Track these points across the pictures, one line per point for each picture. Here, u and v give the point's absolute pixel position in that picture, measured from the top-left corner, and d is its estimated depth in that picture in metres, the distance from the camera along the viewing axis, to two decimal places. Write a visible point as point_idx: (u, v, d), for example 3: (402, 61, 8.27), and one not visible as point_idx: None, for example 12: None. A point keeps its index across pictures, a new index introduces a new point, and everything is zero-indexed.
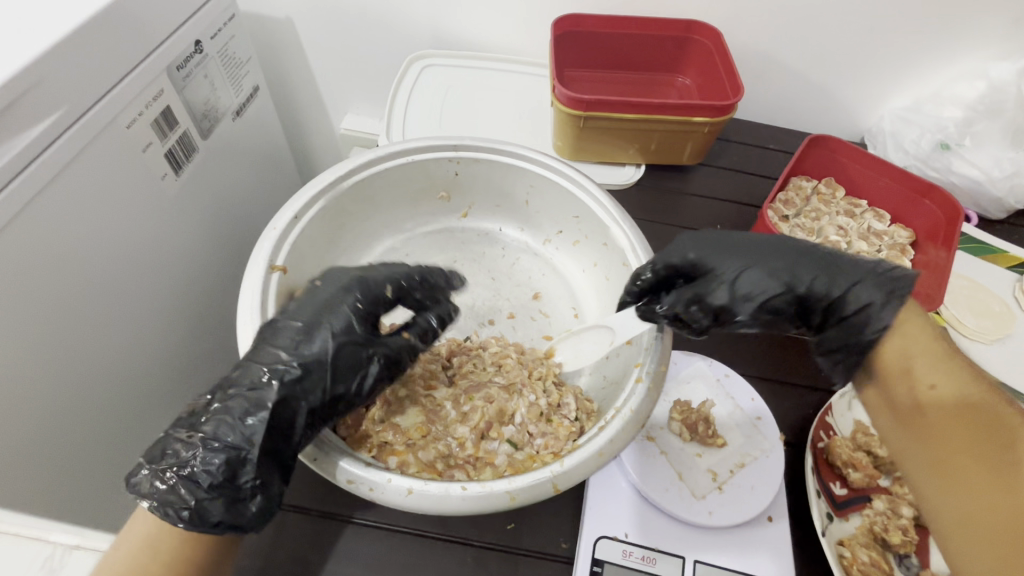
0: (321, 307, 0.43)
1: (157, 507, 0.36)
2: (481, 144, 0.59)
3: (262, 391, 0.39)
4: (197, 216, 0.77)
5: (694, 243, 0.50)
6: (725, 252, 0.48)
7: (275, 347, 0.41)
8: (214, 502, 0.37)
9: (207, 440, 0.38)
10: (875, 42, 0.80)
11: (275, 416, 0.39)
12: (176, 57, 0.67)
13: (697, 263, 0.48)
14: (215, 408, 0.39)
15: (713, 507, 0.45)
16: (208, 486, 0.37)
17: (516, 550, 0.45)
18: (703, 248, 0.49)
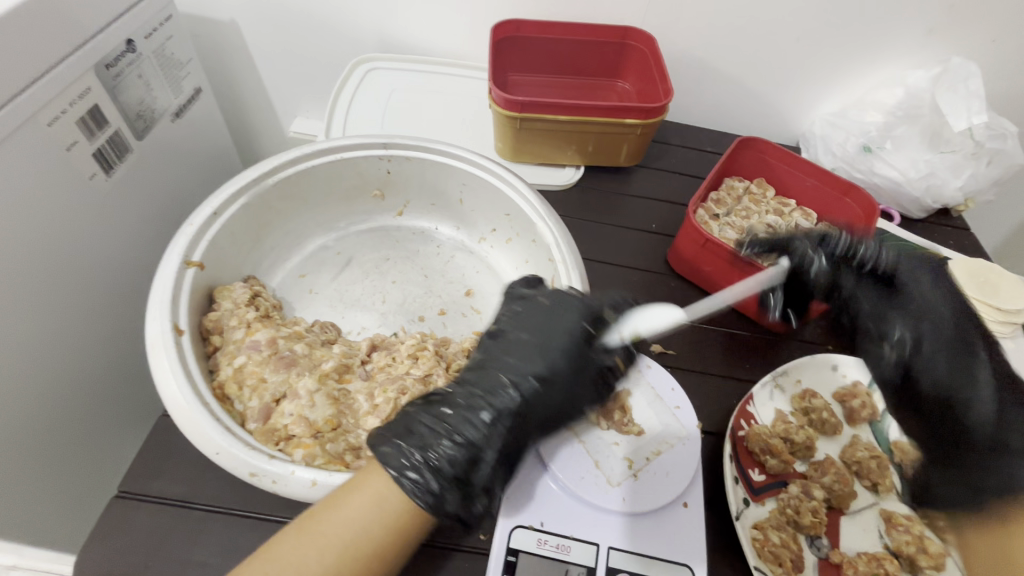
0: (544, 324, 0.45)
1: (408, 487, 0.36)
2: (411, 142, 0.60)
3: (501, 398, 0.41)
4: (131, 217, 0.76)
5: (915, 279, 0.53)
6: (938, 305, 0.51)
7: (509, 363, 0.43)
8: (452, 492, 0.37)
9: (454, 433, 0.39)
10: (801, 50, 0.84)
11: (512, 429, 0.41)
12: (105, 55, 0.67)
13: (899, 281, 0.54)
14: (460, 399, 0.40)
15: (627, 493, 0.46)
16: (449, 474, 0.37)
17: (434, 546, 0.45)
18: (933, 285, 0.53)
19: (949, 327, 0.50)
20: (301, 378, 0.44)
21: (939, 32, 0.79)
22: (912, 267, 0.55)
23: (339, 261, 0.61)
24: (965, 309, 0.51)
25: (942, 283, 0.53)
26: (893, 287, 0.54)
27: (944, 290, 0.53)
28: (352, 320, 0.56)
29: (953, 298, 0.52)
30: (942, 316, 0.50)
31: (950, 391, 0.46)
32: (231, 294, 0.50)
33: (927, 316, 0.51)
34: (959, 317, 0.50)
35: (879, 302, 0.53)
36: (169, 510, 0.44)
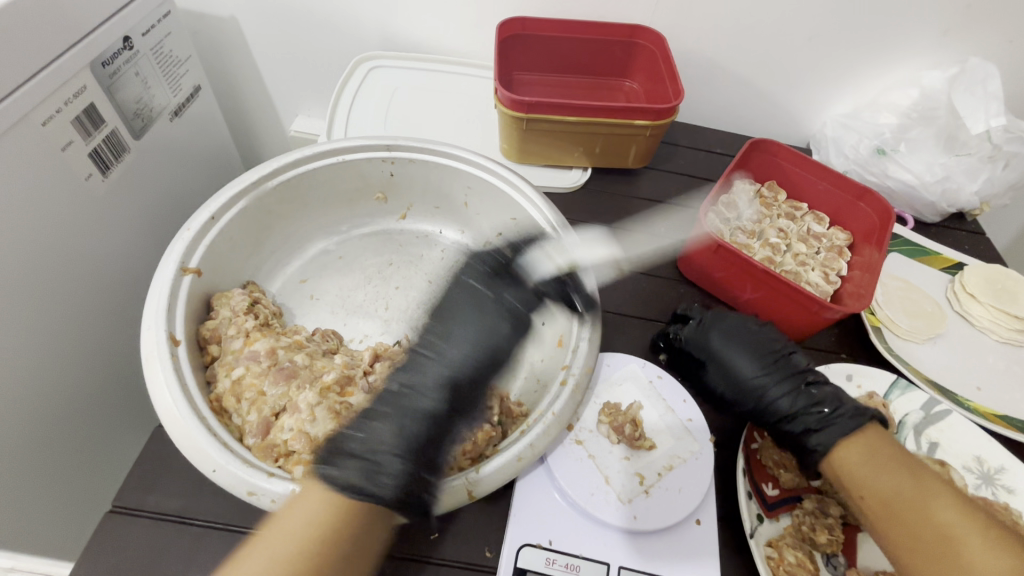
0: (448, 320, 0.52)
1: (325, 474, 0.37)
2: (415, 145, 0.58)
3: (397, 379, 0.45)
4: (128, 217, 0.74)
5: (730, 342, 0.57)
6: (750, 354, 0.56)
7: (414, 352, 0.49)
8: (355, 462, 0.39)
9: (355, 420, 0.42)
10: (813, 50, 0.82)
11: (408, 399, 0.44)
12: (101, 53, 0.65)
13: (709, 351, 0.57)
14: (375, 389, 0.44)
15: (640, 510, 0.44)
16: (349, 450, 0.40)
17: (440, 562, 0.43)
18: (723, 342, 0.57)
19: (767, 376, 0.54)
20: (301, 391, 0.43)
21: (956, 32, 0.77)
22: (719, 323, 0.59)
23: (341, 265, 0.60)
24: (767, 349, 0.57)
25: (731, 333, 0.58)
26: (739, 342, 0.57)
27: (729, 338, 0.57)
28: (354, 327, 0.55)
29: (737, 341, 0.57)
30: (756, 368, 0.55)
31: (795, 424, 0.52)
32: (230, 301, 0.49)
33: (743, 376, 0.55)
34: (766, 364, 0.55)
35: (714, 374, 0.56)
36: (164, 526, 0.43)
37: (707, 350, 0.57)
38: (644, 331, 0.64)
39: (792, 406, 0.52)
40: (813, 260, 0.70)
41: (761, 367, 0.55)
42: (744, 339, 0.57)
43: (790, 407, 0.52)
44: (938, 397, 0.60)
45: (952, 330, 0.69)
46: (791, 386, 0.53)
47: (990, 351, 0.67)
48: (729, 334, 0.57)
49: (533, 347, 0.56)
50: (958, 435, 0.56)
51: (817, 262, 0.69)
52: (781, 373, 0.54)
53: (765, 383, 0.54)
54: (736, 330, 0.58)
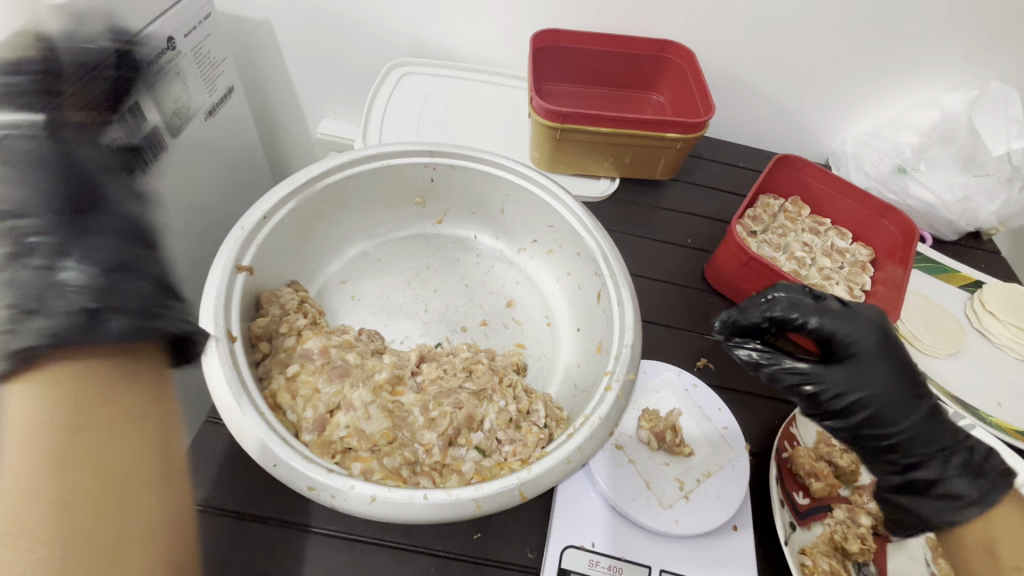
0: None
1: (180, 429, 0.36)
2: (458, 151, 0.59)
3: None
4: (162, 215, 0.75)
5: (872, 338, 0.42)
6: (888, 374, 0.42)
7: None
8: None
9: None
10: (837, 70, 0.84)
11: None
12: (146, 53, 0.66)
13: (850, 349, 0.42)
14: None
15: (680, 516, 0.45)
16: None
17: (482, 562, 0.44)
18: (868, 343, 0.42)
19: (902, 404, 0.42)
20: (355, 389, 0.44)
21: (977, 56, 0.79)
22: (856, 329, 0.42)
23: (380, 268, 0.61)
24: (906, 361, 0.43)
25: (867, 331, 0.42)
26: (885, 344, 0.42)
27: (875, 336, 0.42)
28: (395, 329, 0.56)
29: (881, 341, 0.42)
30: (897, 394, 0.42)
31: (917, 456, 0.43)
32: (279, 299, 0.50)
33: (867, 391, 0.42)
34: (893, 386, 0.42)
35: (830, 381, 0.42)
36: (220, 520, 0.44)
37: (847, 348, 0.42)
38: (674, 339, 0.65)
39: (914, 433, 0.43)
40: (837, 275, 0.71)
41: (896, 379, 0.42)
42: (890, 343, 0.42)
43: (912, 435, 0.43)
44: (961, 412, 0.61)
45: (972, 347, 0.71)
46: (920, 406, 0.43)
47: (1009, 368, 0.69)
48: (875, 333, 0.42)
49: (568, 353, 0.57)
50: (981, 450, 0.58)
51: (842, 277, 0.70)
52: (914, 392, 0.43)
53: (900, 401, 0.42)
54: (883, 328, 0.43)
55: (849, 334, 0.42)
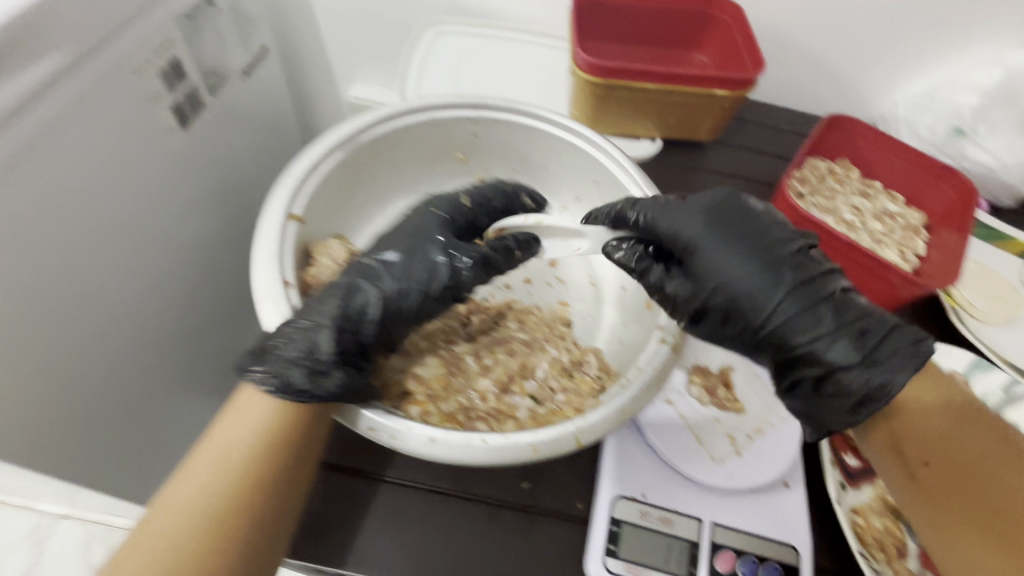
0: (429, 252, 0.43)
1: (259, 375, 0.37)
2: (501, 103, 0.58)
3: (355, 304, 0.40)
4: (201, 173, 0.75)
5: (709, 218, 0.44)
6: (722, 246, 0.43)
7: (385, 278, 0.42)
8: (296, 368, 0.37)
9: (306, 326, 0.38)
10: (895, 25, 0.79)
11: (347, 306, 0.40)
12: (184, 7, 0.65)
13: (689, 241, 0.44)
14: (340, 305, 0.40)
15: (733, 470, 0.45)
16: (303, 352, 0.38)
17: (531, 511, 0.44)
18: (705, 227, 0.44)
19: (767, 284, 0.42)
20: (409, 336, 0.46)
21: None
22: (682, 219, 0.45)
23: None
24: (776, 241, 0.43)
25: (723, 222, 0.44)
26: (735, 232, 0.43)
27: (714, 221, 0.44)
28: None
29: (727, 227, 0.44)
30: (751, 286, 0.42)
31: (809, 337, 0.41)
32: (328, 250, 0.50)
33: (741, 241, 0.43)
34: (757, 256, 0.42)
35: (665, 215, 0.46)
36: None
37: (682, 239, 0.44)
38: None
39: (797, 312, 0.41)
40: (890, 238, 0.68)
41: (751, 264, 0.42)
42: (736, 229, 0.43)
43: (777, 305, 0.41)
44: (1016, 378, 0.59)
45: None
46: (797, 289, 0.41)
47: None
48: (711, 218, 0.44)
49: (614, 312, 0.56)
50: None
51: (894, 240, 0.68)
52: (777, 270, 0.41)
53: (758, 280, 0.42)
54: (732, 217, 0.44)
55: (679, 215, 0.45)
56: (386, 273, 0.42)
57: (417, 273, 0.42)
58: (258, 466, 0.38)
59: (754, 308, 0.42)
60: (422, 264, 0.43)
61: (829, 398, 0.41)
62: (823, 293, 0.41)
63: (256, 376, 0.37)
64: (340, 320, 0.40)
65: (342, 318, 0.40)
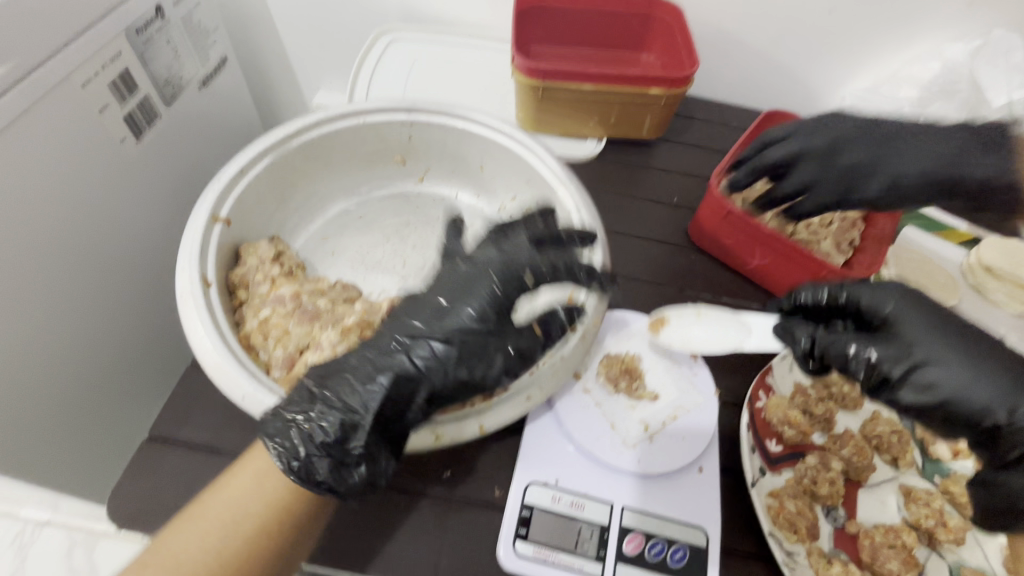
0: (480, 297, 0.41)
1: (275, 454, 0.36)
2: (433, 107, 0.60)
3: (395, 366, 0.39)
4: (159, 182, 0.77)
5: (913, 299, 0.44)
6: (932, 324, 0.42)
7: (406, 341, 0.40)
8: (322, 461, 0.37)
9: (331, 401, 0.38)
10: (833, 22, 0.81)
11: (377, 367, 0.39)
12: (134, 21, 0.68)
13: (893, 317, 0.43)
14: (353, 377, 0.39)
15: (643, 456, 0.46)
16: (320, 442, 0.37)
17: (450, 500, 0.45)
18: (915, 306, 0.43)
19: (990, 368, 0.39)
20: (324, 331, 0.46)
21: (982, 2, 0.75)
22: (880, 294, 0.45)
23: (361, 225, 0.62)
24: (982, 334, 0.42)
25: (928, 303, 0.43)
26: (948, 324, 0.42)
27: (924, 304, 0.43)
28: (373, 282, 0.57)
29: (938, 314, 0.42)
30: (965, 364, 0.40)
31: (1021, 427, 0.38)
32: (256, 250, 0.51)
33: (958, 324, 0.42)
34: (967, 337, 0.41)
35: (873, 297, 0.45)
36: (195, 455, 0.46)
37: (891, 315, 0.44)
38: (654, 295, 0.65)
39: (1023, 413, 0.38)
40: (828, 231, 0.68)
41: (972, 361, 0.40)
42: (944, 313, 0.43)
43: (999, 398, 0.38)
44: None
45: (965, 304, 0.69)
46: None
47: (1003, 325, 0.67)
48: (921, 297, 0.43)
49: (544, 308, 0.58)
50: None
51: (832, 233, 0.68)
52: (1000, 362, 0.40)
53: (980, 377, 0.39)
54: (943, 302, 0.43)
55: (887, 292, 0.44)
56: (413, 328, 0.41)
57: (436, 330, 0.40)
58: (250, 540, 0.37)
59: (972, 403, 0.39)
60: (461, 338, 0.40)
61: None
62: None
63: (267, 445, 0.37)
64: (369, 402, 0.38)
65: (355, 362, 0.39)
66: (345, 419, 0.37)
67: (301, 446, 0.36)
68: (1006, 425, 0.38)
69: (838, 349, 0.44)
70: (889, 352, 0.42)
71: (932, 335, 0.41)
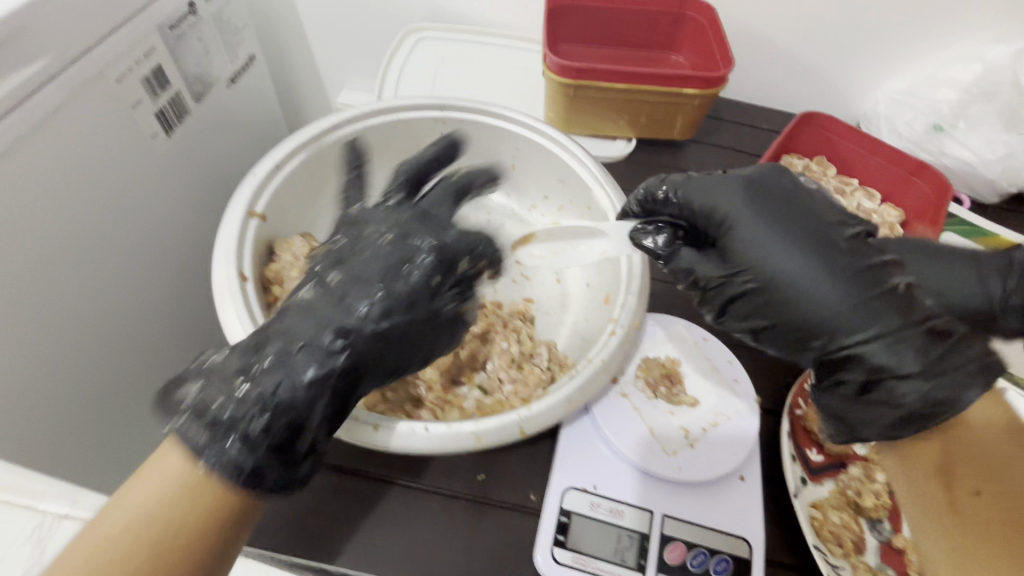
0: (393, 259, 0.41)
1: (212, 465, 0.33)
2: (467, 105, 0.59)
3: (320, 349, 0.37)
4: (186, 178, 0.77)
5: (755, 202, 0.42)
6: (774, 228, 0.40)
7: (308, 320, 0.38)
8: (269, 461, 0.35)
9: (260, 397, 0.35)
10: (869, 23, 0.79)
11: (298, 353, 0.37)
12: (167, 16, 0.68)
13: (729, 223, 0.42)
14: (271, 361, 0.36)
15: (683, 462, 0.45)
16: (261, 439, 0.34)
17: (485, 504, 0.44)
18: (753, 209, 0.42)
19: (824, 269, 0.38)
20: None
21: None
22: (720, 197, 0.43)
23: None
24: (827, 235, 0.39)
25: (768, 204, 0.42)
26: (792, 227, 0.40)
27: (765, 206, 0.42)
28: None
29: (778, 216, 0.41)
30: (800, 267, 0.39)
31: (864, 340, 0.36)
32: (291, 247, 0.51)
33: (840, 238, 0.39)
34: (817, 243, 0.39)
35: (716, 202, 0.43)
36: None
37: (723, 220, 0.42)
38: None
39: (868, 326, 0.36)
40: None
41: (805, 258, 0.39)
42: (783, 212, 0.41)
43: (838, 303, 0.37)
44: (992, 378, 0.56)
45: None
46: (852, 283, 0.37)
47: None
48: (755, 197, 0.42)
49: (577, 310, 0.57)
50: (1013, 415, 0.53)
51: None
52: (847, 266, 0.38)
53: (834, 283, 0.37)
54: (777, 203, 0.42)
55: (716, 192, 0.43)
56: (335, 306, 0.39)
57: (353, 305, 0.38)
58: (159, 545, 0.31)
59: (820, 311, 0.37)
60: (386, 312, 0.39)
61: (885, 399, 0.36)
62: (883, 284, 0.37)
63: (188, 449, 0.33)
64: (294, 386, 0.36)
65: (282, 351, 0.36)
66: (272, 409, 0.35)
67: (227, 446, 0.33)
68: (837, 337, 0.37)
69: (693, 264, 0.44)
70: (736, 264, 0.42)
71: (778, 240, 0.40)
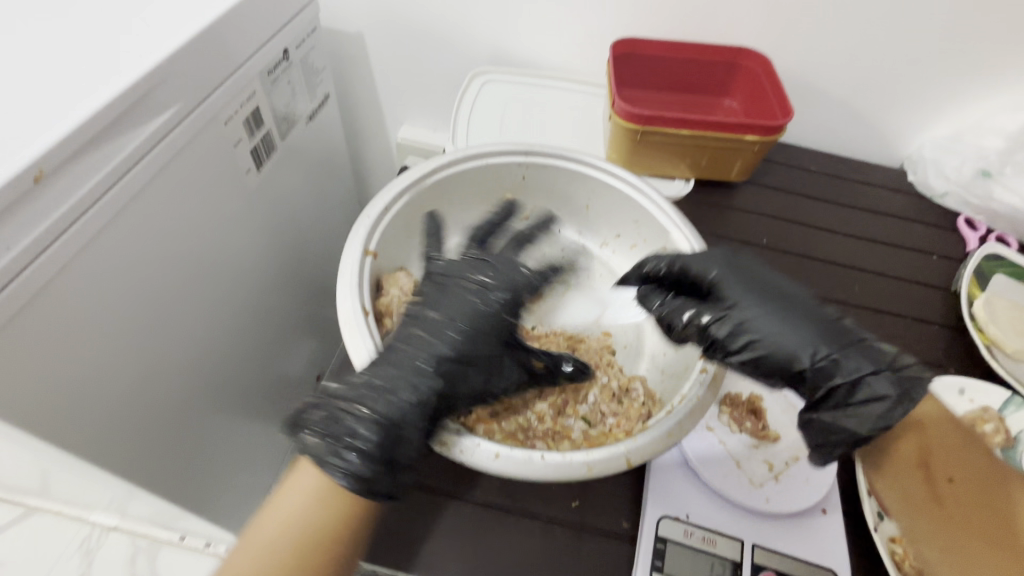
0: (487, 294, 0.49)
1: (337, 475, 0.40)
2: (550, 151, 0.63)
3: (422, 382, 0.44)
4: (268, 209, 0.83)
5: (725, 266, 0.51)
6: (749, 287, 0.49)
7: (413, 349, 0.46)
8: (380, 474, 0.41)
9: (357, 419, 0.42)
10: (917, 73, 0.83)
11: (392, 380, 0.44)
12: (267, 63, 0.74)
13: (712, 282, 0.50)
14: (365, 385, 0.43)
15: (771, 495, 0.48)
16: (371, 458, 0.41)
17: (581, 529, 0.47)
18: (725, 271, 0.50)
19: (787, 318, 0.46)
20: None
21: None
22: (702, 264, 0.51)
23: None
24: (790, 295, 0.48)
25: (740, 271, 0.50)
26: (769, 291, 0.48)
27: (738, 272, 0.50)
28: None
29: (761, 284, 0.49)
30: (770, 317, 0.47)
31: (825, 360, 0.44)
32: (398, 282, 0.57)
33: (810, 300, 0.48)
34: (780, 298, 0.48)
35: (704, 266, 0.51)
36: None
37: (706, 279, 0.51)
38: None
39: (833, 354, 0.44)
40: None
41: (785, 316, 0.47)
42: (762, 277, 0.49)
43: (807, 346, 0.45)
44: None
45: None
46: (788, 330, 0.46)
47: None
48: (730, 265, 0.51)
49: (654, 341, 0.62)
50: None
51: None
52: (790, 313, 0.47)
53: (797, 332, 0.46)
54: (730, 265, 0.51)
55: (702, 259, 0.52)
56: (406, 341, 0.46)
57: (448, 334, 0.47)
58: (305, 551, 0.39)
59: (792, 353, 0.45)
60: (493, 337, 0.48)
61: (852, 422, 0.43)
62: (833, 328, 0.46)
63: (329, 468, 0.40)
64: (389, 412, 0.43)
65: (384, 378, 0.44)
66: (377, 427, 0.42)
67: (345, 461, 0.40)
68: (812, 364, 0.45)
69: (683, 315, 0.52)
70: (719, 311, 0.49)
71: (757, 291, 0.48)
